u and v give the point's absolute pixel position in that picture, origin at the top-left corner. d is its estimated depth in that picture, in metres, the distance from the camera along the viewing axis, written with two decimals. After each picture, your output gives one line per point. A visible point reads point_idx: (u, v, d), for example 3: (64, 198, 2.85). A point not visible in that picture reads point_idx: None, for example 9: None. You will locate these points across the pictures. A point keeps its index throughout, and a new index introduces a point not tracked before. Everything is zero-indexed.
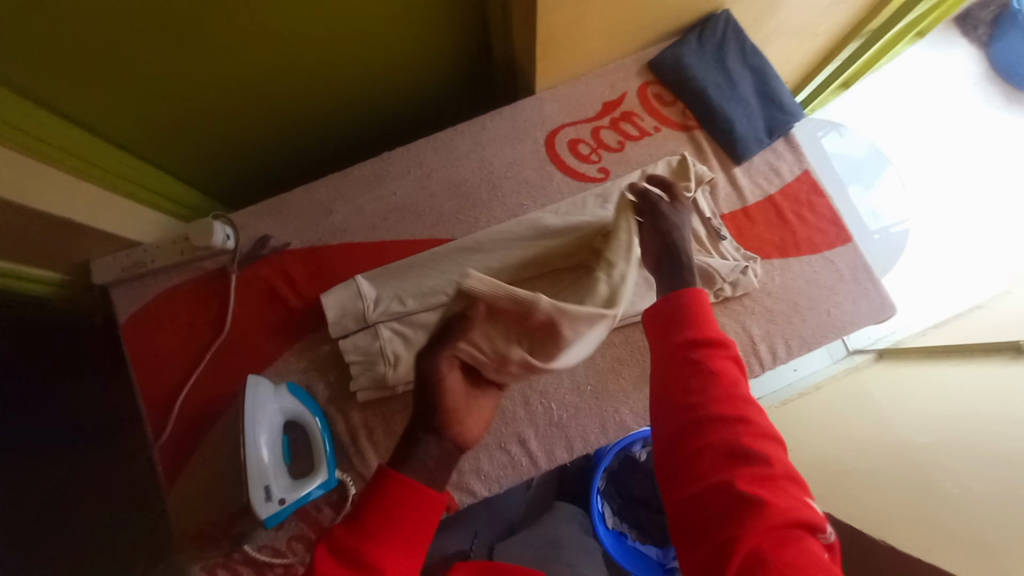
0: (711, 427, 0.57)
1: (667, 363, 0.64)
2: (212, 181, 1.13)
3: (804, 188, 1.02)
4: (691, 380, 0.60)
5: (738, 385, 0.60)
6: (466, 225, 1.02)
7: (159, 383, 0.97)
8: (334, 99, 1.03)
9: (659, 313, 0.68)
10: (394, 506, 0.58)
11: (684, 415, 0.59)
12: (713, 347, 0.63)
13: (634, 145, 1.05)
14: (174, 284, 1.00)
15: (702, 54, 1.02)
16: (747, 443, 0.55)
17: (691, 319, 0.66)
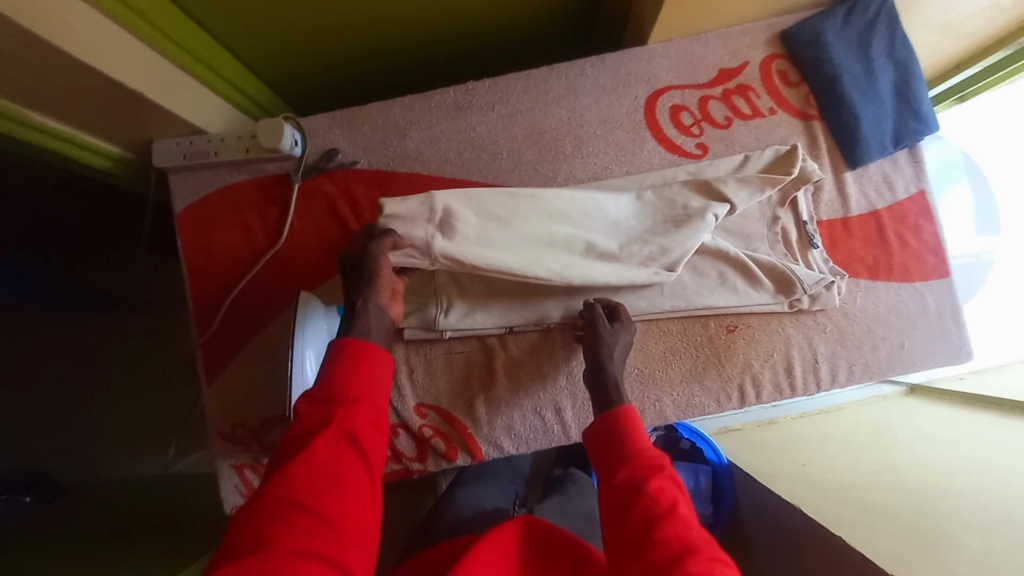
0: (651, 538, 0.53)
1: (609, 490, 0.61)
2: (283, 78, 1.06)
3: (914, 210, 0.93)
4: (631, 499, 0.57)
5: (677, 493, 0.58)
6: (542, 178, 0.96)
7: (209, 279, 0.97)
8: (426, 12, 0.93)
9: (597, 437, 0.67)
10: (352, 354, 0.65)
11: (629, 528, 0.55)
12: (652, 462, 0.61)
13: (742, 124, 0.95)
14: (234, 182, 0.97)
15: (844, 35, 0.90)
16: (690, 543, 0.53)
17: (625, 441, 0.65)
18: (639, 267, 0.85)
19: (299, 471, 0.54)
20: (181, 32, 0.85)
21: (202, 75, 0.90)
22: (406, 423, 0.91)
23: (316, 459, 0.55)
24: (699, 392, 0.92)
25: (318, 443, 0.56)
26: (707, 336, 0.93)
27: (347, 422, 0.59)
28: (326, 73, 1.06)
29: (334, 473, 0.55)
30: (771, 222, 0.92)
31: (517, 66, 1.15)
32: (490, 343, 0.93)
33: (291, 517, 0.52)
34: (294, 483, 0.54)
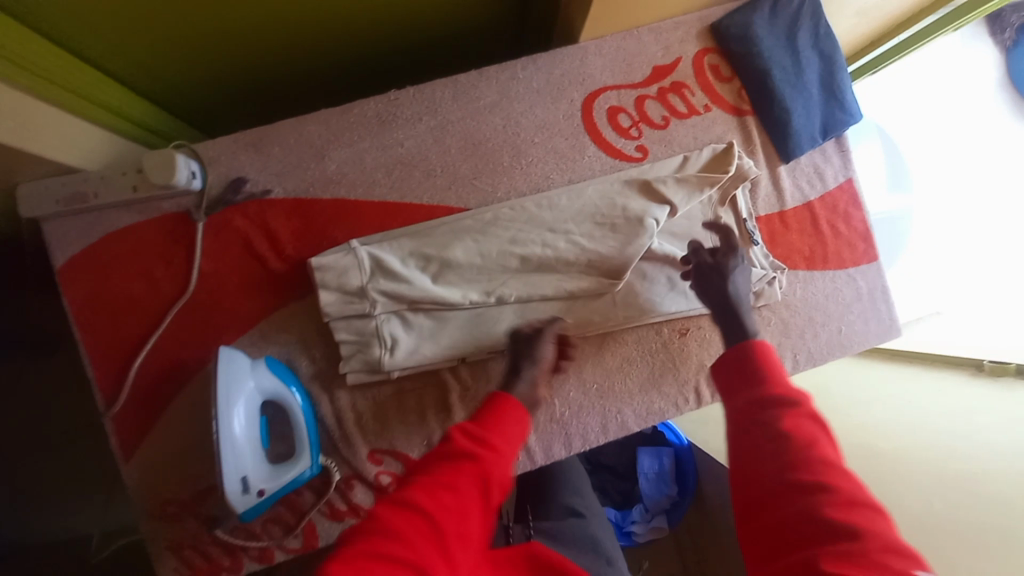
0: (798, 482, 0.50)
1: (739, 420, 0.57)
2: (173, 91, 0.92)
3: (844, 199, 0.96)
4: (772, 432, 0.53)
5: (819, 430, 0.53)
6: (482, 194, 0.89)
7: (111, 340, 0.84)
8: (332, 14, 0.84)
9: (723, 367, 0.63)
10: (501, 405, 0.63)
11: (767, 468, 0.52)
12: (787, 394, 0.56)
13: (679, 123, 0.93)
14: (124, 224, 0.84)
15: (773, 27, 0.90)
16: (836, 488, 0.48)
17: (763, 374, 0.59)
18: (580, 275, 0.89)
19: (437, 490, 0.53)
20: (28, 50, 0.70)
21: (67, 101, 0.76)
22: (361, 473, 0.86)
23: (450, 493, 0.53)
24: (658, 398, 0.92)
25: (460, 475, 0.55)
26: (661, 342, 0.92)
27: (490, 465, 0.57)
28: (222, 81, 0.92)
29: (463, 505, 0.53)
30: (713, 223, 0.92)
31: (443, 63, 1.06)
32: (444, 377, 0.88)
33: (420, 530, 0.50)
34: (432, 501, 0.52)
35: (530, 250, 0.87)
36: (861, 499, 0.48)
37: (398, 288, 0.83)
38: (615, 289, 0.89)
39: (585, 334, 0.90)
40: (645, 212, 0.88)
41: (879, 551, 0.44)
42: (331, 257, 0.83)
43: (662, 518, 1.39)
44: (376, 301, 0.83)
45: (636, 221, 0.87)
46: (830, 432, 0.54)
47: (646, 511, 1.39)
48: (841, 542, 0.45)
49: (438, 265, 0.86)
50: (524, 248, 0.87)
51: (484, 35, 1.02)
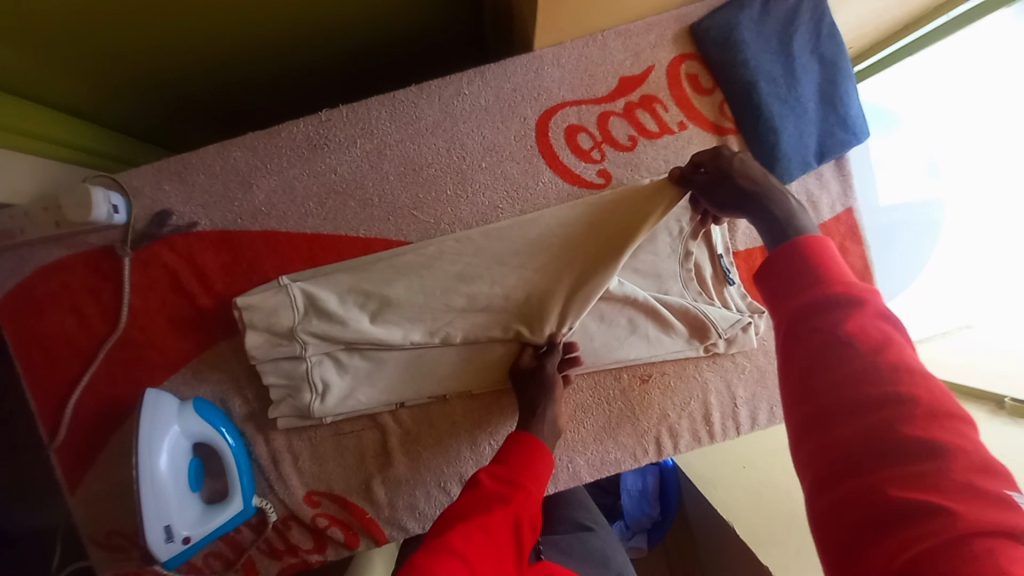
0: (865, 395, 0.38)
1: (789, 328, 0.44)
2: (96, 94, 0.87)
3: (839, 232, 0.84)
4: (832, 340, 0.41)
5: (894, 332, 0.41)
6: (424, 226, 0.82)
7: (48, 377, 0.82)
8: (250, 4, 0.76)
9: (769, 267, 0.48)
10: (528, 447, 0.67)
11: (825, 379, 0.40)
12: (853, 293, 0.42)
13: (648, 144, 0.81)
14: (53, 259, 0.80)
15: (763, 28, 0.76)
16: (912, 398, 0.37)
17: (813, 270, 0.45)
18: (531, 318, 0.79)
19: (477, 531, 0.54)
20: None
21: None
22: (297, 514, 0.83)
23: (490, 529, 0.54)
24: (614, 448, 0.85)
25: (495, 516, 0.56)
26: (620, 388, 0.84)
27: (522, 508, 0.58)
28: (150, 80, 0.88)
29: (500, 549, 0.54)
30: (683, 258, 0.82)
31: (393, 51, 0.97)
32: (382, 421, 0.83)
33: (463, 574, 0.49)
34: (471, 541, 0.52)
35: (478, 287, 0.79)
36: (946, 410, 0.37)
37: (329, 329, 0.78)
38: (568, 334, 0.81)
39: None
40: (605, 249, 0.77)
41: (965, 470, 0.34)
42: (258, 296, 0.78)
43: (643, 538, 1.29)
44: (307, 343, 0.78)
45: (596, 259, 0.77)
46: (902, 331, 0.42)
47: (626, 528, 1.28)
48: (919, 460, 0.35)
49: (377, 303, 0.80)
50: (469, 287, 0.79)
51: (432, 20, 0.92)
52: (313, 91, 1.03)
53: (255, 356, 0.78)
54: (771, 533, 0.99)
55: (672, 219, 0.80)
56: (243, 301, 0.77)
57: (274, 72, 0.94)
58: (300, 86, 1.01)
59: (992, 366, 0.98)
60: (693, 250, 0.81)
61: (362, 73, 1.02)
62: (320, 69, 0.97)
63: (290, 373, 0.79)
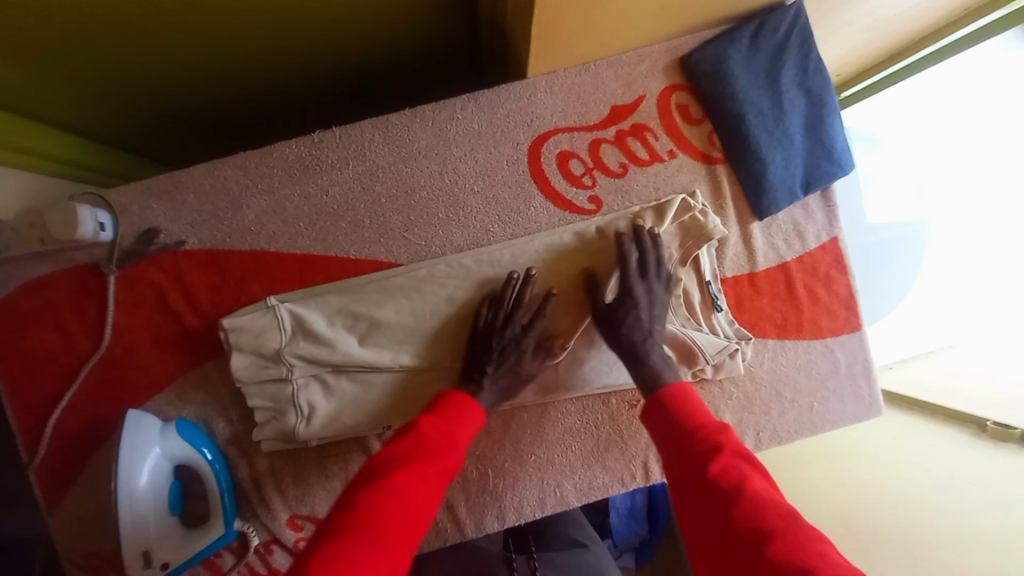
0: (727, 512, 0.53)
1: (677, 473, 0.60)
2: (87, 110, 0.87)
3: (825, 259, 0.85)
4: (703, 478, 0.57)
5: (746, 466, 0.57)
6: (415, 248, 0.82)
7: (27, 397, 0.81)
8: (244, 27, 0.76)
9: (658, 422, 0.66)
10: (456, 404, 0.70)
11: (702, 510, 0.55)
12: (710, 441, 0.59)
13: (639, 171, 0.82)
14: (36, 277, 0.79)
15: (752, 60, 0.78)
16: (760, 518, 0.51)
17: (683, 422, 0.63)
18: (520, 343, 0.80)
19: (404, 479, 0.59)
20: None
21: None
22: (280, 538, 0.82)
23: (413, 476, 0.59)
24: (601, 472, 0.85)
25: (422, 466, 0.61)
26: (608, 413, 0.84)
27: (447, 463, 0.63)
28: (140, 96, 0.87)
29: (422, 496, 0.59)
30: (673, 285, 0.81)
31: (388, 70, 0.97)
32: (368, 444, 0.82)
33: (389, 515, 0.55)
34: (399, 487, 0.58)
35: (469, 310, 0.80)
36: (783, 512, 0.52)
37: (320, 350, 0.78)
38: (556, 360, 0.81)
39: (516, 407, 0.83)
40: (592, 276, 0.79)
41: (804, 561, 0.46)
42: (246, 318, 0.77)
43: (631, 556, 1.29)
44: (294, 365, 0.78)
45: (586, 287, 0.79)
46: (756, 467, 0.57)
47: (614, 547, 1.27)
48: (763, 547, 0.49)
49: (366, 325, 0.80)
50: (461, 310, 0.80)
51: (428, 43, 0.93)
52: (307, 108, 1.03)
53: (240, 377, 0.77)
54: None
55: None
56: (230, 321, 0.77)
57: (268, 89, 0.94)
58: (293, 103, 1.00)
59: (973, 392, 1.00)
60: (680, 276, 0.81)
61: (357, 91, 1.02)
62: (315, 87, 0.97)
63: (276, 396, 0.78)
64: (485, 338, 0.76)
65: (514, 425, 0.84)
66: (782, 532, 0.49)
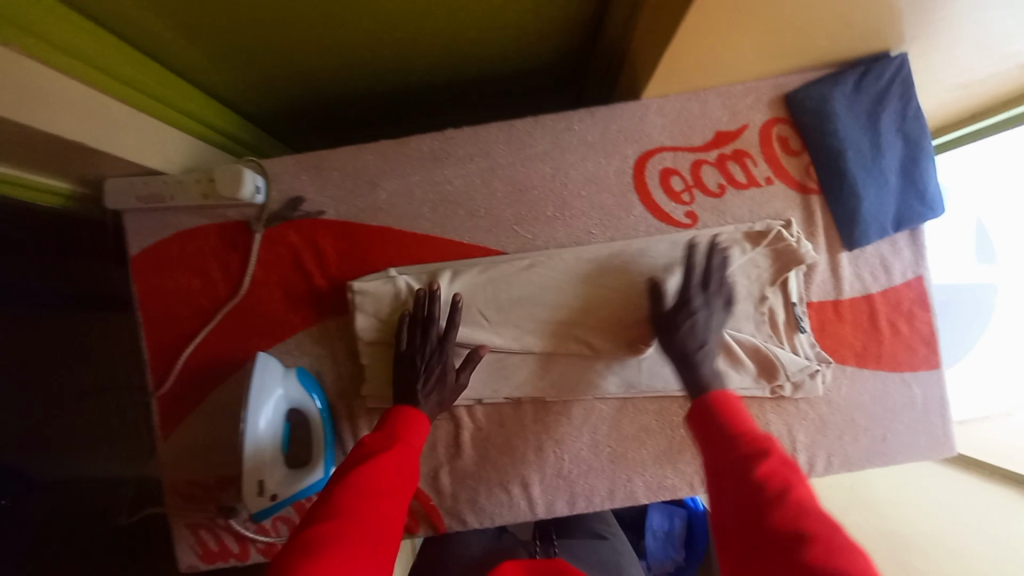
0: (763, 514, 0.51)
1: (715, 477, 0.59)
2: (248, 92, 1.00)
3: (909, 296, 0.89)
4: (743, 483, 0.55)
5: (788, 472, 0.55)
6: (521, 240, 0.90)
7: (164, 330, 0.91)
8: (400, 37, 0.88)
9: (697, 426, 0.66)
10: (404, 413, 0.74)
11: (739, 509, 0.54)
12: (753, 445, 0.58)
13: (736, 193, 0.88)
14: (192, 226, 0.90)
15: (853, 104, 0.84)
16: (796, 521, 0.49)
17: (725, 426, 0.63)
18: (609, 336, 0.87)
19: (359, 480, 0.62)
20: (108, 57, 0.77)
21: (147, 106, 0.84)
22: None
23: (378, 471, 0.63)
24: (672, 474, 0.89)
25: (376, 465, 0.64)
26: (684, 418, 0.88)
27: (399, 459, 0.66)
28: (291, 88, 1.00)
29: (379, 489, 0.61)
30: (757, 302, 0.86)
31: (504, 85, 1.08)
32: (458, 414, 0.89)
33: (344, 511, 0.57)
34: (353, 487, 0.61)
35: (567, 303, 0.88)
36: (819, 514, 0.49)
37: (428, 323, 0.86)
38: (640, 357, 0.87)
39: (598, 400, 0.89)
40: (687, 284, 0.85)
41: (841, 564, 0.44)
42: (368, 284, 0.87)
43: None
44: None
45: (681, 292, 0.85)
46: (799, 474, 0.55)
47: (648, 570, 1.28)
48: (798, 550, 0.46)
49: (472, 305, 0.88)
50: (561, 303, 0.88)
51: (545, 65, 1.03)
52: (424, 109, 1.14)
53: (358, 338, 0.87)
54: None
55: (751, 265, 0.86)
56: (356, 286, 0.87)
57: (397, 92, 1.06)
58: (414, 104, 1.12)
59: None
60: (767, 294, 0.86)
61: (471, 102, 1.13)
62: (438, 92, 1.08)
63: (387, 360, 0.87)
64: (408, 358, 0.80)
65: (593, 416, 0.89)
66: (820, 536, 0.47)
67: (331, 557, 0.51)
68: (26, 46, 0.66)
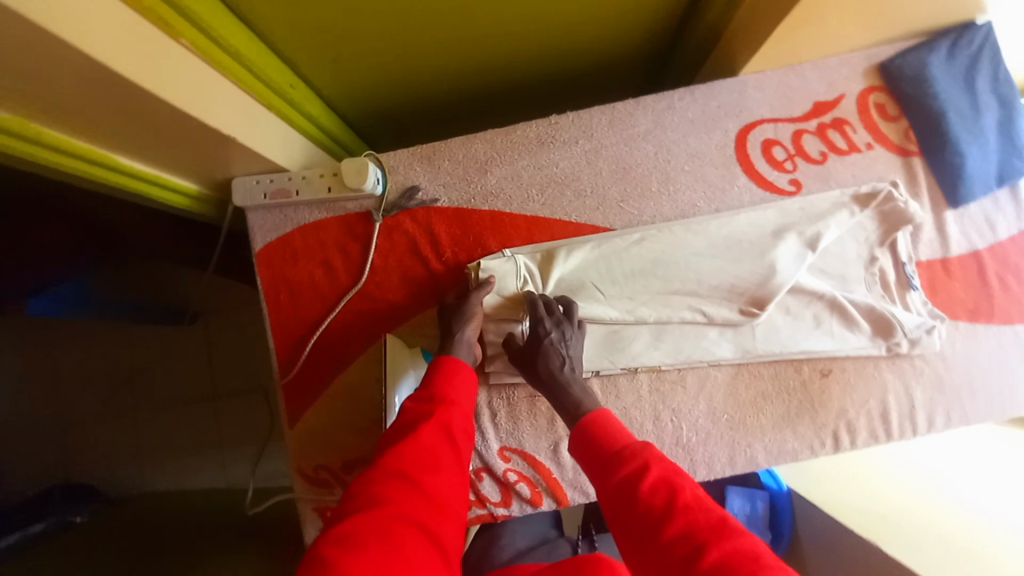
0: (665, 522, 0.57)
1: (606, 489, 0.65)
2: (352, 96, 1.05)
3: (1016, 251, 0.90)
4: (634, 498, 0.61)
5: (680, 476, 0.62)
6: (628, 216, 0.93)
7: (290, 320, 0.96)
8: (504, 32, 0.92)
9: (581, 445, 0.72)
10: (444, 368, 0.78)
11: (637, 518, 0.59)
12: (633, 455, 0.65)
13: (838, 160, 0.91)
14: (313, 219, 0.95)
15: (948, 70, 0.85)
16: (692, 523, 0.56)
17: (608, 440, 0.70)
18: (720, 303, 0.90)
19: (408, 448, 0.65)
20: (257, 60, 0.82)
21: (278, 107, 0.89)
22: (491, 467, 0.91)
23: (422, 441, 0.67)
24: (792, 438, 0.90)
25: (426, 430, 0.68)
26: (801, 381, 0.90)
27: (446, 419, 0.71)
28: (391, 91, 1.04)
29: (435, 456, 0.66)
30: (867, 263, 0.90)
31: (588, 78, 1.13)
32: None
33: (401, 484, 0.61)
34: (406, 457, 0.64)
35: (679, 274, 0.89)
36: (713, 514, 0.57)
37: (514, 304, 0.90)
38: (755, 321, 0.88)
39: (716, 366, 0.91)
40: (797, 251, 0.87)
41: (740, 558, 0.51)
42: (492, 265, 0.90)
43: None
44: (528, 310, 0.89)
45: (794, 258, 0.87)
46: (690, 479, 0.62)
47: None
48: (697, 549, 0.53)
49: (589, 280, 0.90)
50: (674, 274, 0.90)
51: (629, 57, 1.08)
52: (509, 106, 1.19)
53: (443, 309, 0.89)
54: (888, 526, 1.01)
55: (858, 228, 0.89)
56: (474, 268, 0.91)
57: (488, 89, 1.10)
58: (501, 101, 1.16)
59: None
60: (874, 254, 0.89)
61: (553, 96, 1.18)
62: (527, 87, 1.12)
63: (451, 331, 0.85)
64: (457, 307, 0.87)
65: (709, 384, 0.91)
66: (714, 539, 0.54)
67: (390, 528, 0.56)
68: (195, 43, 0.70)
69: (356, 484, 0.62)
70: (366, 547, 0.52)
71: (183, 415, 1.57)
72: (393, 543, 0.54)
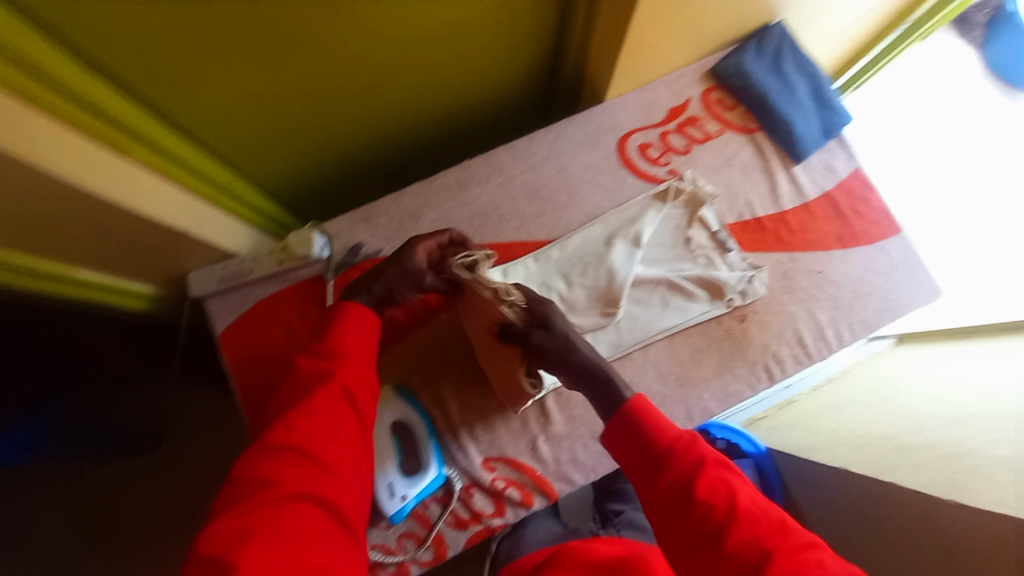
0: (728, 525, 0.63)
1: (659, 488, 0.69)
2: (286, 182, 1.18)
3: (858, 185, 1.11)
4: (691, 497, 0.66)
5: (734, 477, 0.68)
6: (547, 228, 1.08)
7: (262, 391, 1.00)
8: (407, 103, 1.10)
9: (624, 437, 0.74)
10: (341, 330, 0.82)
11: (697, 523, 0.64)
12: (687, 454, 0.69)
13: (700, 148, 1.11)
14: (269, 293, 1.03)
15: (760, 62, 1.08)
16: (758, 531, 0.62)
17: (653, 433, 0.72)
18: (586, 312, 1.02)
19: (300, 419, 0.70)
20: (197, 163, 0.94)
21: (220, 200, 1.00)
22: (478, 480, 0.96)
23: (318, 413, 0.71)
24: (733, 380, 1.01)
25: (322, 395, 0.73)
26: (725, 330, 1.03)
27: (342, 381, 0.75)
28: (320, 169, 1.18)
29: (330, 419, 0.72)
30: (685, 243, 1.07)
31: (491, 128, 1.31)
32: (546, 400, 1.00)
33: (291, 457, 0.67)
34: (297, 428, 0.70)
35: (559, 288, 1.03)
36: (773, 518, 0.63)
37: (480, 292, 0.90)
38: (616, 320, 1.02)
39: (655, 337, 1.02)
40: (621, 252, 1.04)
41: (807, 563, 0.58)
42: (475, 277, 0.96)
43: None
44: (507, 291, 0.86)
45: (624, 257, 1.04)
46: (742, 482, 0.68)
47: None
48: (769, 555, 0.60)
49: None
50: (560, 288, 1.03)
51: (520, 105, 1.28)
52: (430, 165, 1.35)
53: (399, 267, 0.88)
54: (848, 446, 1.11)
55: (668, 218, 1.08)
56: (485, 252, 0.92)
57: (407, 154, 1.27)
58: (421, 161, 1.32)
59: None
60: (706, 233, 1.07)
61: (466, 149, 1.35)
62: (440, 146, 1.29)
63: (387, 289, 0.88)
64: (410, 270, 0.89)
65: (651, 352, 1.02)
66: (780, 546, 0.60)
67: (277, 505, 0.62)
68: (144, 158, 0.82)
69: (240, 466, 0.68)
70: (253, 537, 0.59)
71: (164, 540, 1.49)
72: (278, 518, 0.61)
